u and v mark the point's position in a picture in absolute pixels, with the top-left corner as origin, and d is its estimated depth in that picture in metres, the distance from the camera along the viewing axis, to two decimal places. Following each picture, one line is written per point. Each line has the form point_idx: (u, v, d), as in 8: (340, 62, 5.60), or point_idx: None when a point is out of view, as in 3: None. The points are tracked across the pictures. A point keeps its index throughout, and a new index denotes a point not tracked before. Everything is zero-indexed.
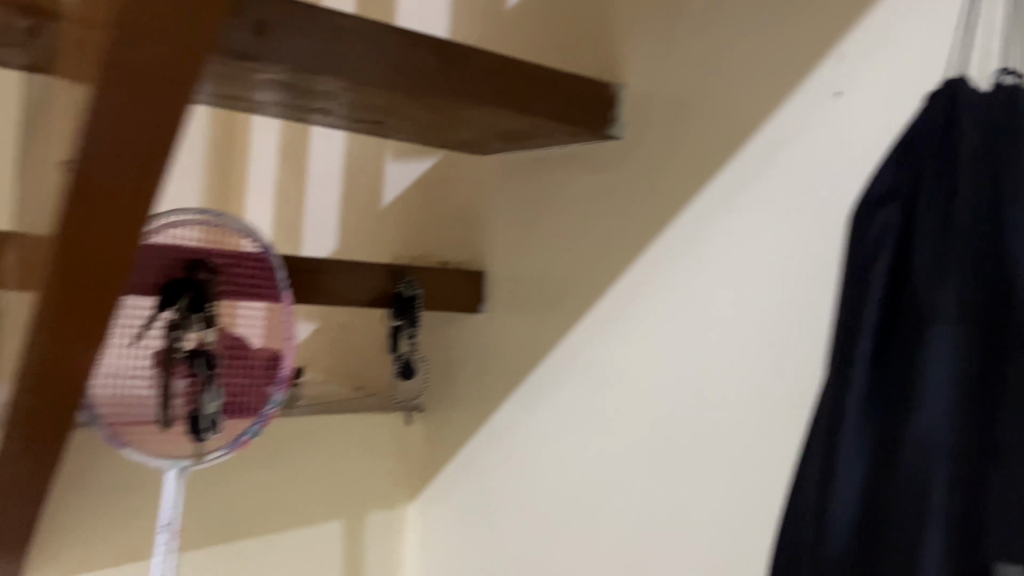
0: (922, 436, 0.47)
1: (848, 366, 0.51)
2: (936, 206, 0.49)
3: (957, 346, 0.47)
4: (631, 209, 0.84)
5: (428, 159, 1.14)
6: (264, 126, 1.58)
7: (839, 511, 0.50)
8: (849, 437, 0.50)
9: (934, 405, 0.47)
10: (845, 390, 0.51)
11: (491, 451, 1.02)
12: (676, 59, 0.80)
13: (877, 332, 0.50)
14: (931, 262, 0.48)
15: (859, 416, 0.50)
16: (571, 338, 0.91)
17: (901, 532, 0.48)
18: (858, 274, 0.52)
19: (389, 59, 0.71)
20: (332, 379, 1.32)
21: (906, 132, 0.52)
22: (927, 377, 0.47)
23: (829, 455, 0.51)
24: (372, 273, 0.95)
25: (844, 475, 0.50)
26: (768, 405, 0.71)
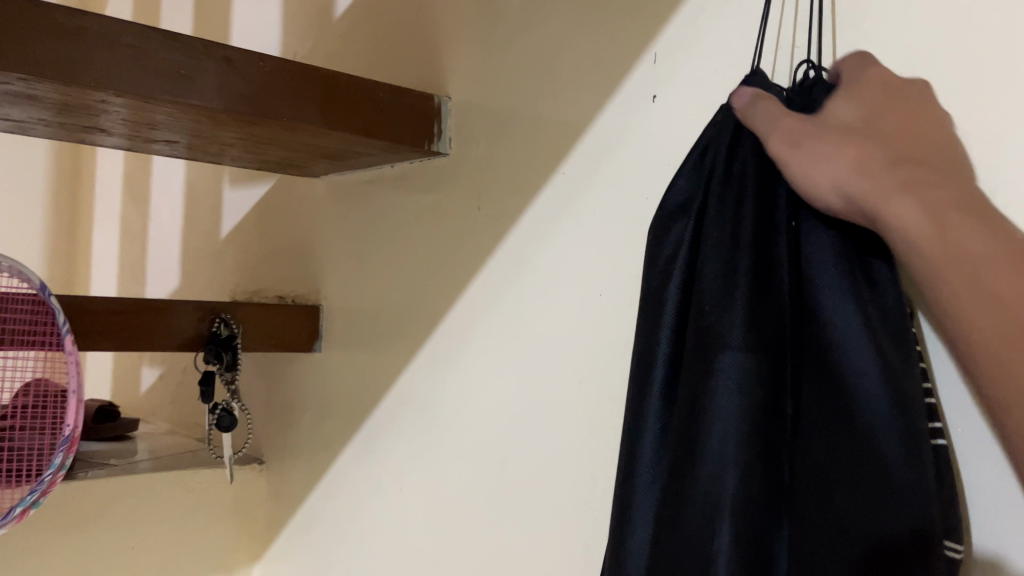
0: (704, 496, 0.38)
1: (640, 410, 0.43)
2: (724, 214, 0.42)
3: (742, 380, 0.38)
4: (457, 235, 0.77)
5: (263, 185, 1.05)
6: (109, 154, 1.46)
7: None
8: (643, 496, 0.42)
9: (719, 445, 0.38)
10: (637, 438, 0.43)
11: (330, 505, 0.93)
12: (494, 69, 0.73)
13: (671, 366, 0.43)
14: (717, 279, 0.41)
15: (652, 469, 0.42)
16: (404, 379, 0.83)
17: None
18: (650, 298, 0.44)
19: (151, 63, 0.60)
20: (177, 428, 1.21)
21: (704, 136, 0.46)
22: (712, 410, 0.39)
23: (621, 519, 0.43)
24: (183, 312, 0.83)
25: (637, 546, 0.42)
26: (582, 452, 0.63)
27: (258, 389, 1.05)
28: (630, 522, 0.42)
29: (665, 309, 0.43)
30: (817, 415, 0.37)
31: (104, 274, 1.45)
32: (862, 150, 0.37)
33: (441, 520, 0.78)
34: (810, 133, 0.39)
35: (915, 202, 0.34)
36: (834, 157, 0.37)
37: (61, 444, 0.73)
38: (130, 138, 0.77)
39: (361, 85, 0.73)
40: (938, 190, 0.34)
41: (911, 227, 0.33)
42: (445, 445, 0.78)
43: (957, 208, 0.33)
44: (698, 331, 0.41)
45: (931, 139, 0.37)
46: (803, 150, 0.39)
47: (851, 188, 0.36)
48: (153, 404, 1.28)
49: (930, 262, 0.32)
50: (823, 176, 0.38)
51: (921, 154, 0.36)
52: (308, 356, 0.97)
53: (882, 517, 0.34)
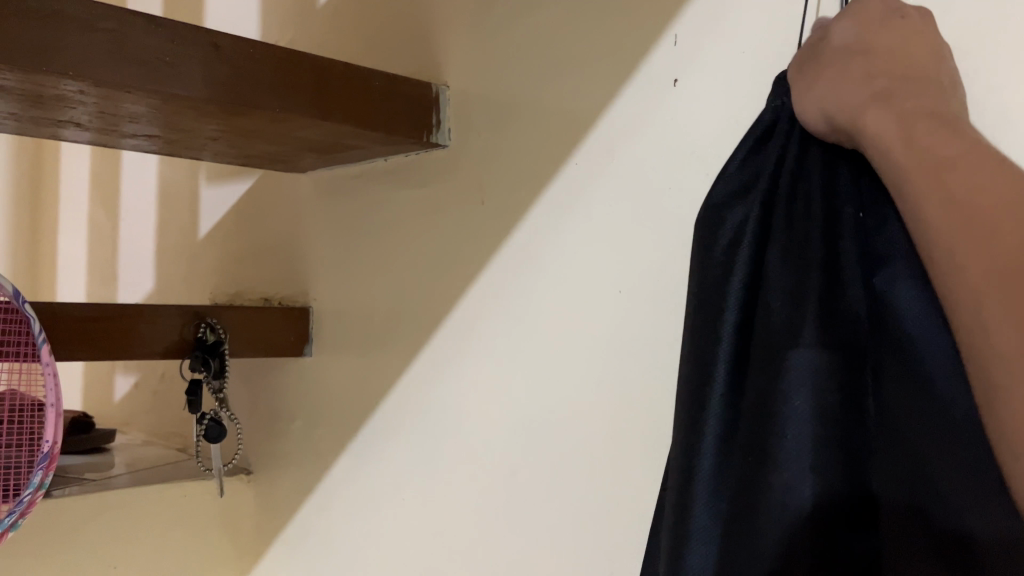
0: (780, 505, 0.35)
1: (699, 412, 0.41)
2: (795, 209, 0.40)
3: (816, 380, 0.36)
4: (458, 231, 0.73)
5: (244, 182, 1.00)
6: (74, 154, 1.40)
7: None
8: (701, 508, 0.39)
9: (799, 452, 0.35)
10: (695, 443, 0.40)
11: (326, 515, 0.88)
12: (495, 56, 0.69)
13: (733, 367, 0.40)
14: (786, 273, 0.38)
15: (711, 476, 0.40)
16: (403, 384, 0.79)
17: None
18: (705, 294, 0.42)
19: (130, 49, 0.56)
20: (155, 439, 1.16)
21: (763, 123, 0.44)
22: (789, 413, 0.36)
23: (677, 530, 0.40)
24: (166, 318, 0.79)
25: (697, 559, 0.39)
26: (602, 460, 0.60)
27: (243, 396, 1.01)
28: (688, 533, 0.39)
29: (727, 307, 0.41)
30: (895, 416, 0.34)
31: (71, 279, 1.38)
32: (846, 75, 0.39)
33: (445, 531, 0.75)
34: (806, 72, 0.42)
35: (885, 114, 0.36)
36: (821, 86, 0.40)
37: (39, 462, 0.68)
38: (103, 132, 0.72)
39: (355, 72, 0.69)
40: (908, 102, 0.36)
41: (881, 137, 0.36)
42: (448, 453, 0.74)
43: (926, 115, 0.35)
44: (765, 329, 0.38)
45: (918, 54, 0.39)
46: (801, 86, 0.41)
47: (832, 110, 0.39)
48: (128, 414, 1.23)
49: (896, 166, 0.35)
50: (812, 104, 0.40)
51: (907, 71, 0.38)
52: (296, 361, 0.92)
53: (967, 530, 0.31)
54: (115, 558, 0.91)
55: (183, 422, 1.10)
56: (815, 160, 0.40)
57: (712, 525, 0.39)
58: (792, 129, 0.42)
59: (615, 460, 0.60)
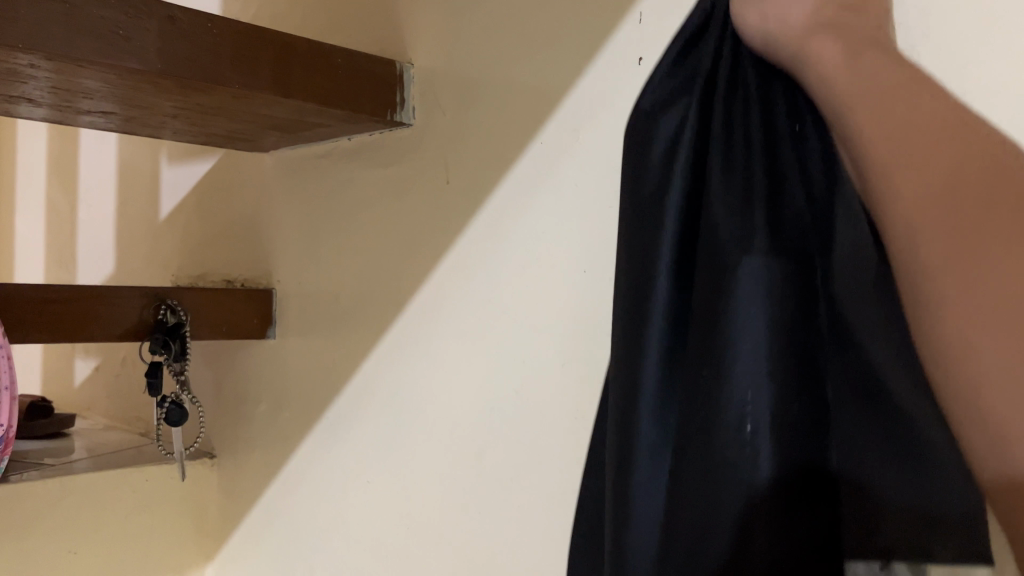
0: (732, 423, 0.33)
1: (639, 328, 0.39)
2: (735, 118, 0.39)
3: (765, 287, 0.34)
4: (425, 210, 0.72)
5: (206, 161, 0.98)
6: (30, 133, 1.36)
7: (642, 502, 0.38)
8: (643, 436, 0.38)
9: (748, 359, 0.34)
10: (638, 360, 0.39)
11: (292, 498, 0.88)
12: (461, 33, 0.69)
13: (675, 280, 0.39)
14: (728, 181, 0.37)
15: (652, 399, 0.38)
16: (368, 367, 0.79)
17: (697, 523, 0.34)
18: (641, 209, 0.41)
19: (84, 22, 0.54)
20: (117, 423, 1.14)
21: (692, 21, 0.42)
22: (736, 319, 0.34)
23: (622, 449, 0.39)
24: (125, 299, 0.77)
25: (638, 489, 0.38)
26: (566, 444, 0.61)
27: (207, 379, 0.99)
28: (635, 447, 0.38)
29: (668, 216, 0.39)
30: (847, 324, 0.33)
31: (29, 262, 1.35)
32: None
33: (411, 518, 0.75)
34: None
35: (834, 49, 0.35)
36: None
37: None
38: (57, 108, 0.70)
39: (317, 48, 0.68)
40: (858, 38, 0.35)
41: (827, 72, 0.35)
42: (413, 438, 0.74)
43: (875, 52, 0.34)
44: (705, 243, 0.37)
45: None
46: None
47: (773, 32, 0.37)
48: (88, 398, 1.21)
49: (839, 94, 0.34)
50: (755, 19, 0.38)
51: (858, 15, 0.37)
52: (259, 344, 0.91)
53: (916, 433, 0.31)
54: (76, 543, 0.89)
55: (146, 406, 1.09)
56: (750, 69, 0.39)
57: (654, 450, 0.38)
58: (723, 29, 0.41)
59: (577, 447, 0.60)
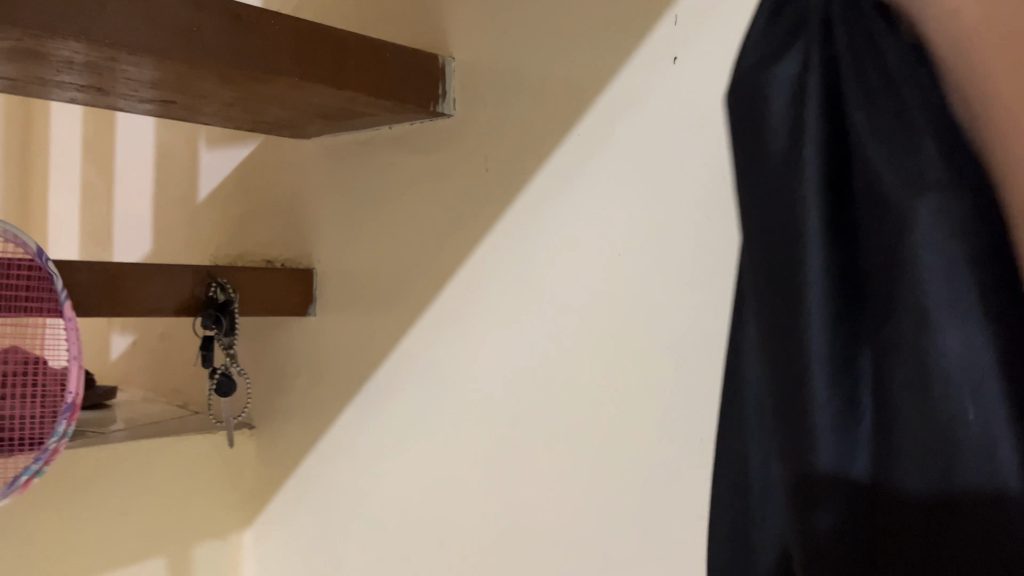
0: (941, 376, 0.31)
1: (793, 296, 0.35)
2: (860, 53, 0.35)
3: (953, 225, 0.31)
4: (465, 195, 0.77)
5: (245, 146, 1.03)
6: (64, 116, 1.41)
7: (830, 488, 0.34)
8: (819, 420, 0.34)
9: (940, 305, 0.31)
10: (798, 330, 0.35)
11: (331, 466, 0.93)
12: (502, 30, 0.73)
13: (828, 237, 0.35)
14: (877, 124, 0.34)
15: (826, 380, 0.34)
16: (406, 344, 0.84)
17: (915, 480, 0.31)
18: (763, 171, 0.37)
19: (160, 18, 0.59)
20: (155, 396, 1.19)
21: None
22: (926, 264, 0.31)
23: (788, 432, 0.35)
24: (178, 276, 0.82)
25: (822, 472, 0.34)
26: (597, 412, 0.66)
27: (247, 355, 1.04)
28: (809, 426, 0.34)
29: (808, 170, 0.35)
30: None
31: (64, 241, 1.40)
32: None
33: (449, 484, 0.79)
34: None
35: None
36: None
37: (64, 412, 0.71)
38: (120, 97, 0.75)
39: (367, 42, 0.72)
40: None
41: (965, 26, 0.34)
42: (450, 410, 0.79)
43: None
44: (868, 194, 0.34)
45: None
46: None
47: None
48: (125, 372, 1.26)
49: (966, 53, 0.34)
50: None
51: None
52: (299, 320, 0.96)
53: None
54: (128, 506, 0.93)
55: (185, 381, 1.14)
56: None
57: (834, 426, 0.34)
58: None
59: (608, 416, 0.65)
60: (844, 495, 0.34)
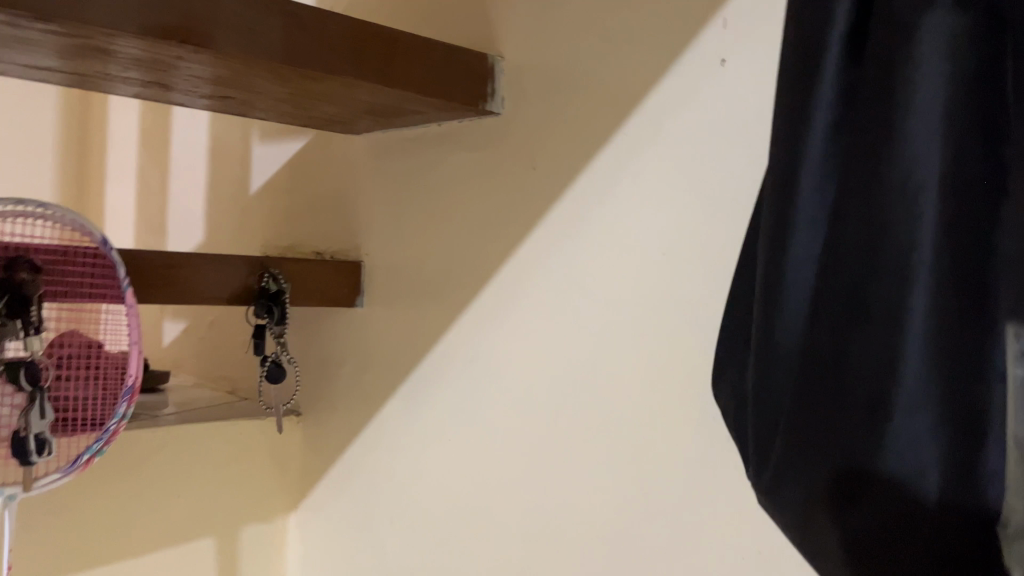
0: (901, 195, 0.33)
1: (799, 101, 0.36)
2: None
3: (948, 45, 0.32)
4: (512, 191, 0.78)
5: (297, 140, 1.05)
6: (123, 108, 1.45)
7: (793, 285, 0.37)
8: (800, 218, 0.37)
9: (915, 127, 0.32)
10: (796, 133, 0.36)
11: (376, 453, 0.95)
12: (553, 30, 0.74)
13: (843, 46, 0.36)
14: None
15: (814, 185, 0.36)
16: (451, 334, 0.86)
17: (866, 287, 0.34)
18: None
19: (223, 19, 0.61)
20: (205, 382, 1.23)
21: None
22: (912, 85, 0.32)
23: (774, 227, 0.38)
24: (232, 267, 0.85)
25: (794, 266, 0.37)
26: (636, 410, 0.67)
27: (295, 344, 1.07)
28: (790, 221, 0.37)
29: None
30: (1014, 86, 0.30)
31: (120, 227, 1.44)
32: None
33: (488, 474, 0.81)
34: None
35: None
36: None
37: (123, 394, 0.74)
38: (180, 92, 0.78)
39: (419, 42, 0.74)
40: None
41: None
42: (494, 401, 0.81)
43: None
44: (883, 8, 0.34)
45: None
46: None
47: None
48: (177, 357, 1.30)
49: None
50: None
51: None
52: (347, 311, 0.98)
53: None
54: (180, 487, 0.95)
55: (235, 367, 1.17)
56: None
57: (811, 229, 0.37)
58: None
59: (646, 412, 0.66)
60: (809, 292, 0.37)
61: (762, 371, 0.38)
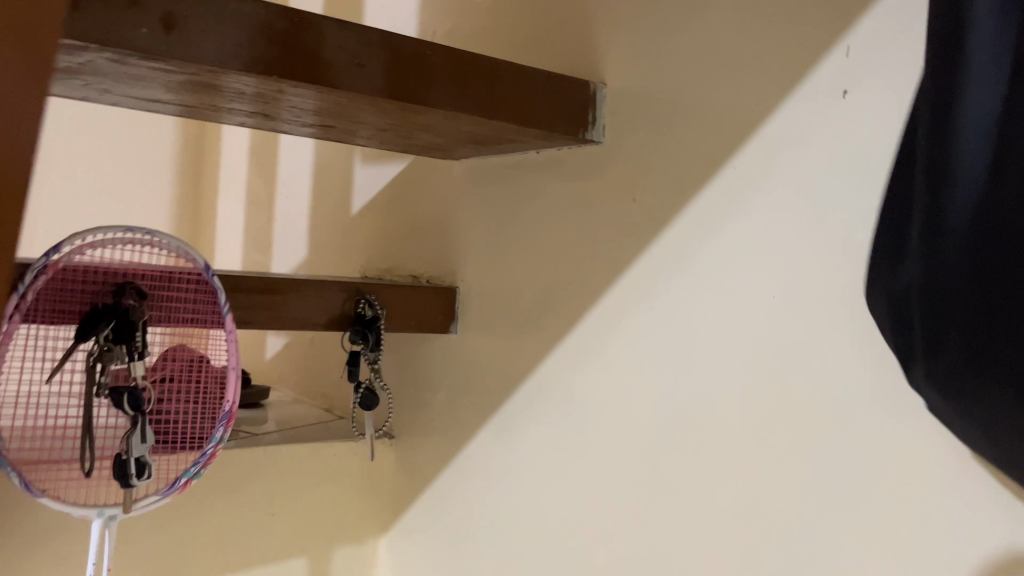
0: None
1: (963, 21, 0.33)
2: None
3: None
4: (611, 224, 0.75)
5: (396, 163, 1.06)
6: (234, 128, 1.50)
7: (952, 213, 0.33)
8: (966, 145, 0.33)
9: None
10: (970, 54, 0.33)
11: (467, 482, 0.94)
12: (659, 58, 0.71)
13: None
14: None
15: (985, 104, 0.33)
16: (546, 367, 0.83)
17: (1022, 210, 0.31)
18: None
19: (323, 54, 0.61)
20: (303, 399, 1.25)
21: None
22: None
23: (935, 155, 0.34)
24: (329, 292, 0.85)
25: (958, 199, 0.33)
26: (739, 464, 0.63)
27: (389, 367, 1.07)
28: (952, 148, 0.33)
29: None
30: None
31: (230, 243, 1.49)
32: None
33: (581, 513, 0.78)
34: None
35: None
36: None
37: (221, 418, 0.74)
38: (281, 121, 0.79)
39: (520, 72, 0.72)
40: None
41: None
42: (589, 440, 0.78)
43: None
44: None
45: None
46: None
47: None
48: (279, 373, 1.32)
49: None
50: None
51: None
52: (441, 337, 0.98)
53: None
54: (275, 507, 0.97)
55: (332, 386, 1.18)
56: None
57: (980, 163, 0.33)
58: None
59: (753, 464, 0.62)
60: (983, 222, 0.33)
61: (982, 305, 0.32)
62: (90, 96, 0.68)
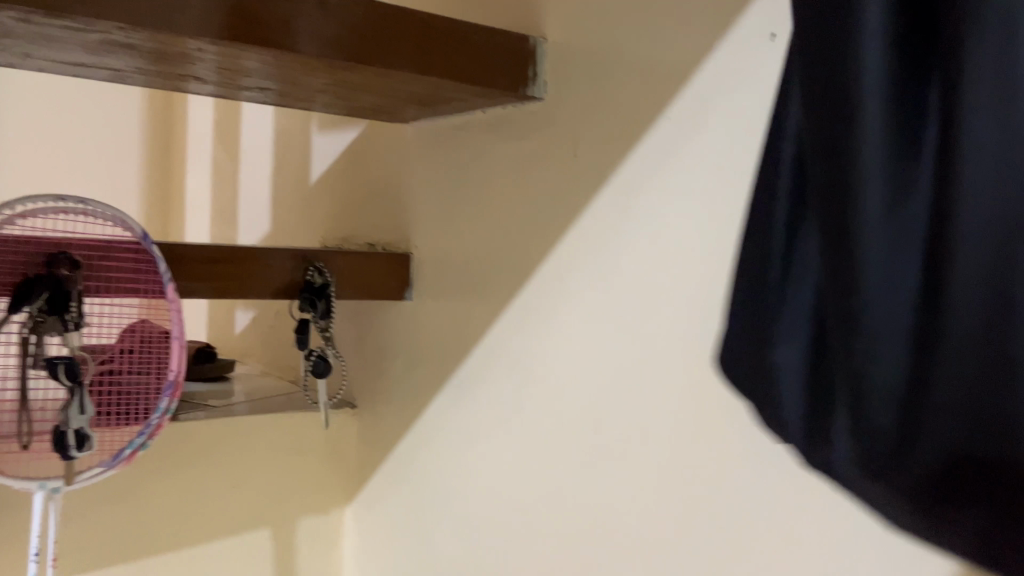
0: None
1: (846, 145, 0.26)
2: None
3: None
4: (555, 181, 0.74)
5: (351, 130, 1.04)
6: (199, 101, 1.48)
7: (881, 395, 0.26)
8: (880, 302, 0.26)
9: None
10: (868, 182, 0.26)
11: (426, 448, 0.93)
12: (596, 9, 0.70)
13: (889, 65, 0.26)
14: None
15: (893, 249, 0.26)
16: (497, 331, 0.82)
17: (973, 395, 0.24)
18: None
19: (241, 9, 0.59)
20: (271, 371, 1.24)
21: None
22: None
23: (841, 313, 0.27)
24: (276, 260, 0.84)
25: (883, 374, 0.26)
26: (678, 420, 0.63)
27: (349, 336, 1.06)
28: (862, 311, 0.26)
29: None
30: None
31: (198, 218, 1.48)
32: None
33: (533, 476, 0.78)
34: None
35: None
36: None
37: (166, 388, 0.74)
38: (216, 84, 0.77)
39: (455, 25, 0.70)
40: None
41: None
42: (539, 403, 0.77)
43: None
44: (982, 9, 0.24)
45: None
46: None
47: None
48: (247, 347, 1.32)
49: None
50: None
51: None
52: (397, 304, 0.96)
53: None
54: (236, 477, 0.96)
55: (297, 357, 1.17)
56: None
57: (900, 318, 0.26)
58: None
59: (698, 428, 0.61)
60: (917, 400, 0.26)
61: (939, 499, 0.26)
62: (11, 60, 0.67)
